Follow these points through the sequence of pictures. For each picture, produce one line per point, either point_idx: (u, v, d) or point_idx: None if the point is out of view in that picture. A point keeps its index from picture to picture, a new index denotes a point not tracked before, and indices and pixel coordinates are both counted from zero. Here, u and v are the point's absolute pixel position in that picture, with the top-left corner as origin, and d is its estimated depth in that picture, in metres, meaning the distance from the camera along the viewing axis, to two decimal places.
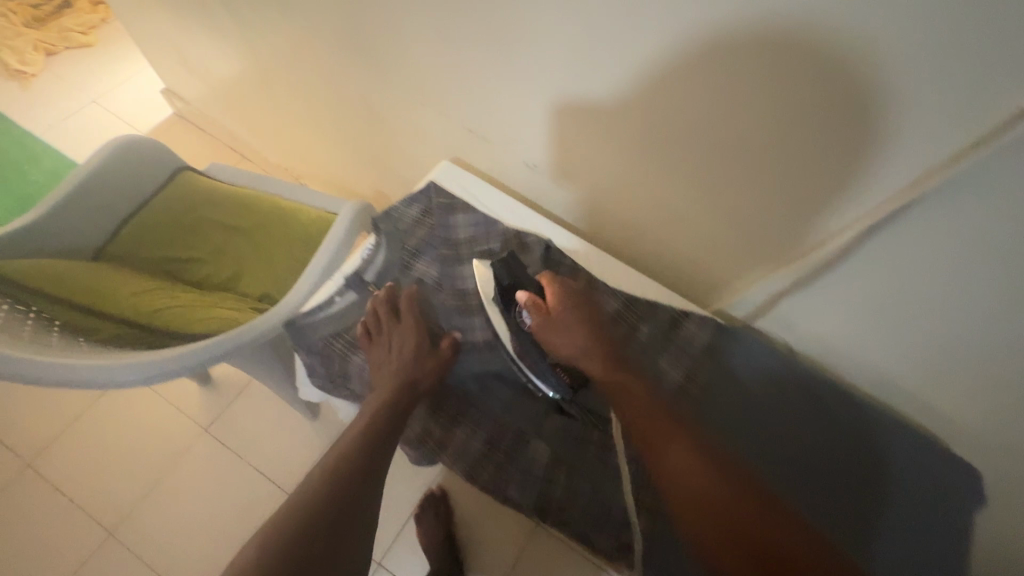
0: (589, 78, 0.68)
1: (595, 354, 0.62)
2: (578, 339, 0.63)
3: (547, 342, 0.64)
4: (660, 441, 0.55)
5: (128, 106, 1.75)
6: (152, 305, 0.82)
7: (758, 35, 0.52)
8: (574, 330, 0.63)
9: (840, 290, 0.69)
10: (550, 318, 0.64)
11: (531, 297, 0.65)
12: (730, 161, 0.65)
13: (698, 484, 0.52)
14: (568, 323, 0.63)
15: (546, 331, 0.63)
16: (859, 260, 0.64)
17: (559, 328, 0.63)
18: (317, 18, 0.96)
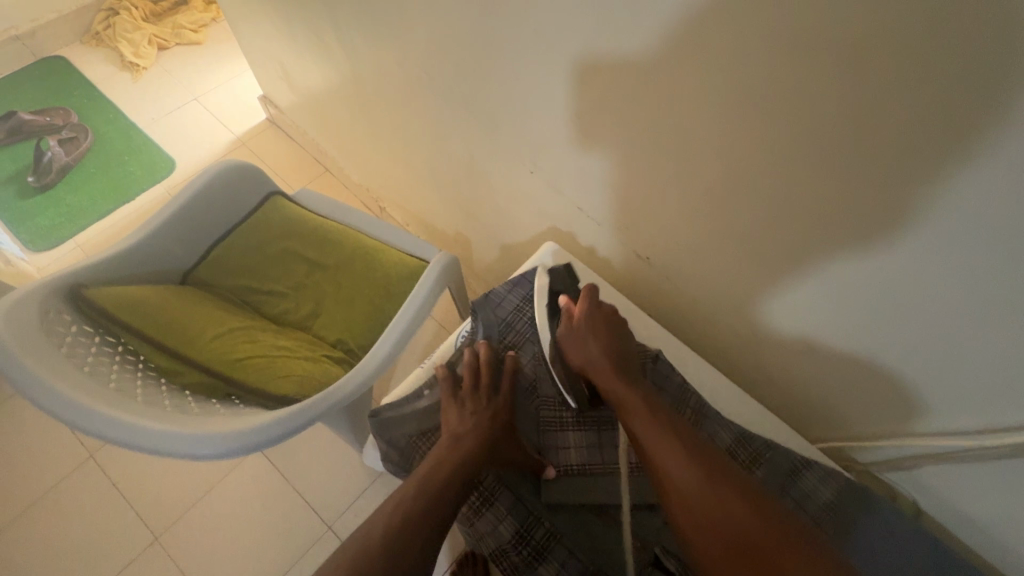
0: (742, 191, 0.61)
1: (600, 359, 0.61)
2: (590, 344, 0.62)
3: (568, 350, 0.64)
4: (649, 435, 0.54)
5: (226, 106, 1.79)
6: (233, 353, 0.81)
7: (992, 208, 0.44)
8: (594, 339, 0.62)
9: (851, 324, 0.64)
10: (573, 326, 0.64)
11: (568, 303, 0.66)
12: (849, 256, 0.57)
13: (678, 473, 0.51)
14: (588, 330, 0.63)
15: (566, 335, 0.64)
16: (879, 301, 0.59)
17: (578, 336, 0.63)
18: (434, 67, 0.93)
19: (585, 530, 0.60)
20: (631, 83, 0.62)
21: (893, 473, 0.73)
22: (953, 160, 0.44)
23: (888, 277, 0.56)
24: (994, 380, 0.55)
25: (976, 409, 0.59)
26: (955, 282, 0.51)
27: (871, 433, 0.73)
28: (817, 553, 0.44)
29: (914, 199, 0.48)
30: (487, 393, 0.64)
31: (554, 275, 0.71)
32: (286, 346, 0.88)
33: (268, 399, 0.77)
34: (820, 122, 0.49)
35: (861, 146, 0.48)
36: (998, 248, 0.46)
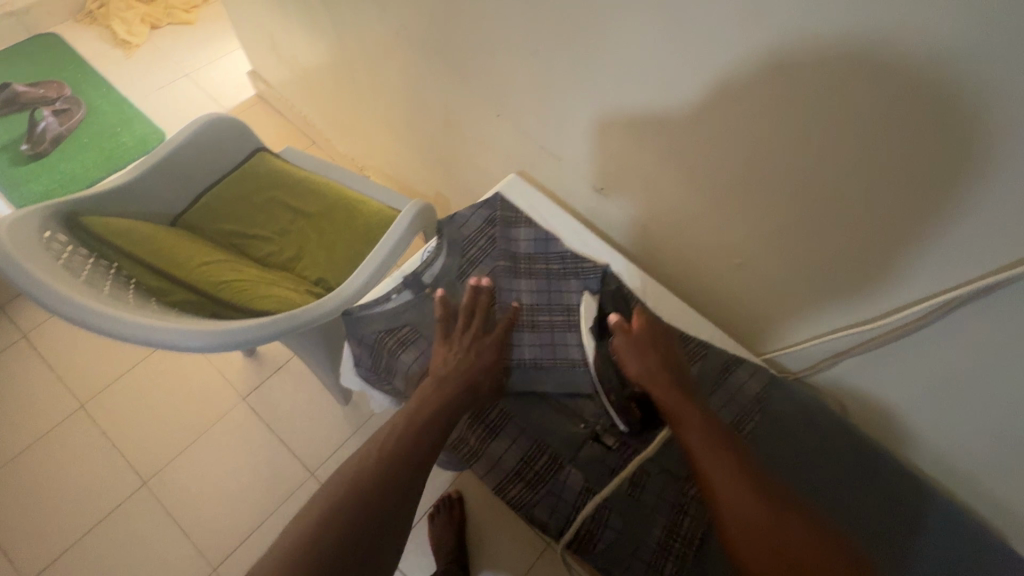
0: (674, 110, 0.68)
1: (659, 375, 0.61)
2: (648, 358, 0.62)
3: (624, 363, 0.64)
4: (704, 454, 0.53)
5: (216, 83, 1.85)
6: (217, 276, 0.87)
7: (872, 91, 0.51)
8: (653, 358, 0.62)
9: (884, 325, 0.67)
10: (631, 338, 0.63)
11: (620, 321, 0.66)
12: (771, 161, 0.64)
13: (740, 501, 0.49)
14: (645, 347, 0.63)
15: (624, 347, 0.64)
16: (916, 281, 0.61)
17: (637, 350, 0.63)
18: (406, 21, 1.00)
19: (533, 414, 0.66)
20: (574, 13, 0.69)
21: (817, 378, 0.80)
22: (839, 48, 0.50)
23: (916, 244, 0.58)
24: (967, 314, 0.59)
25: (883, 300, 0.65)
26: (854, 173, 0.57)
27: (799, 341, 0.80)
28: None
29: (814, 93, 0.55)
30: (479, 332, 0.67)
31: (601, 302, 0.73)
32: (269, 279, 0.95)
33: (250, 315, 0.84)
34: (731, 27, 0.56)
35: (765, 46, 0.55)
36: (881, 131, 0.53)
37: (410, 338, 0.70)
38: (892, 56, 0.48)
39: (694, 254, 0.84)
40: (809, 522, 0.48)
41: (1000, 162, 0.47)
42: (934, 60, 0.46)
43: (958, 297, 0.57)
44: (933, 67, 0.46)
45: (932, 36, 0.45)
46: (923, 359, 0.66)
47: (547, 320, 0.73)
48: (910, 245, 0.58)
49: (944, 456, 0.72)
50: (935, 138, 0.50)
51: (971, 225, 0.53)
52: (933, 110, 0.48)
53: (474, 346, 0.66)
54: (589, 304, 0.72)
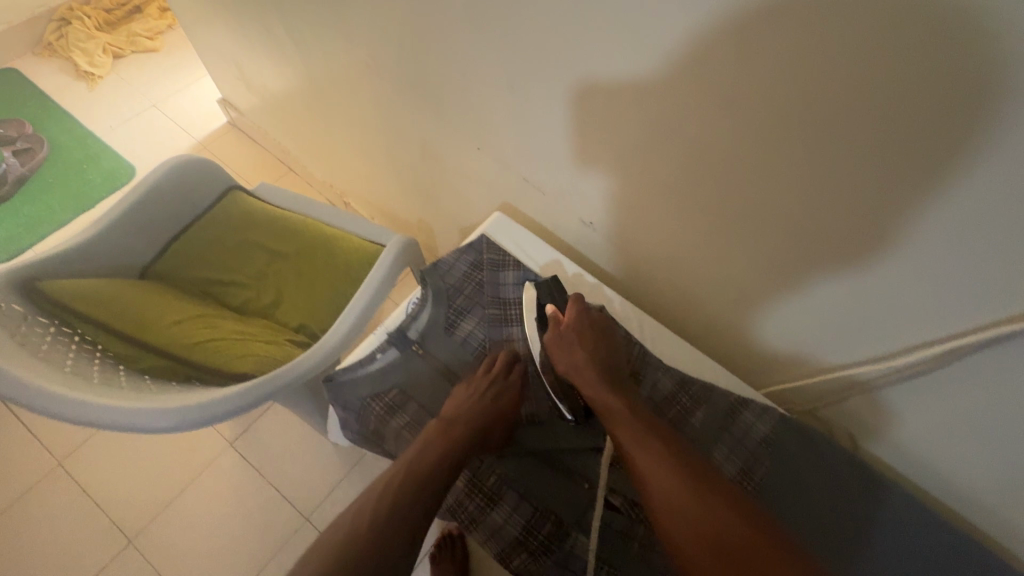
0: (664, 147, 0.65)
1: (582, 362, 0.61)
2: (578, 349, 0.62)
3: (554, 356, 0.63)
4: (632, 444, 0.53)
5: (185, 111, 1.79)
6: (191, 337, 0.83)
7: (878, 138, 0.48)
8: (578, 348, 0.62)
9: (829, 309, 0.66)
10: (561, 331, 0.63)
11: (555, 312, 0.66)
12: (770, 197, 0.60)
13: (665, 489, 0.49)
14: (574, 335, 0.63)
15: (554, 341, 0.63)
16: (877, 279, 0.59)
17: (563, 342, 0.63)
18: (377, 50, 0.96)
19: (533, 475, 0.62)
20: (554, 47, 0.65)
21: (828, 410, 0.77)
22: (840, 94, 0.47)
23: (911, 264, 0.55)
24: (939, 312, 0.56)
25: (897, 336, 0.62)
26: (861, 216, 0.54)
27: (806, 373, 0.76)
28: (797, 553, 0.44)
29: (815, 137, 0.51)
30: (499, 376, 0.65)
31: (540, 287, 0.70)
32: (249, 332, 0.91)
33: (227, 377, 0.79)
34: (720, 67, 0.52)
35: (759, 89, 0.51)
36: (889, 176, 0.50)
37: (400, 402, 0.65)
38: (899, 104, 0.44)
39: (691, 284, 0.81)
40: (737, 502, 0.48)
41: (1020, 210, 0.44)
42: (946, 108, 0.42)
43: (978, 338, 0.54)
44: (944, 115, 0.43)
45: (941, 85, 0.41)
46: (939, 395, 0.63)
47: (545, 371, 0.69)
48: (923, 285, 0.55)
49: (959, 486, 0.70)
50: (947, 185, 0.47)
51: (989, 269, 0.50)
52: (944, 157, 0.45)
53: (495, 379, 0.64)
54: (530, 291, 0.70)
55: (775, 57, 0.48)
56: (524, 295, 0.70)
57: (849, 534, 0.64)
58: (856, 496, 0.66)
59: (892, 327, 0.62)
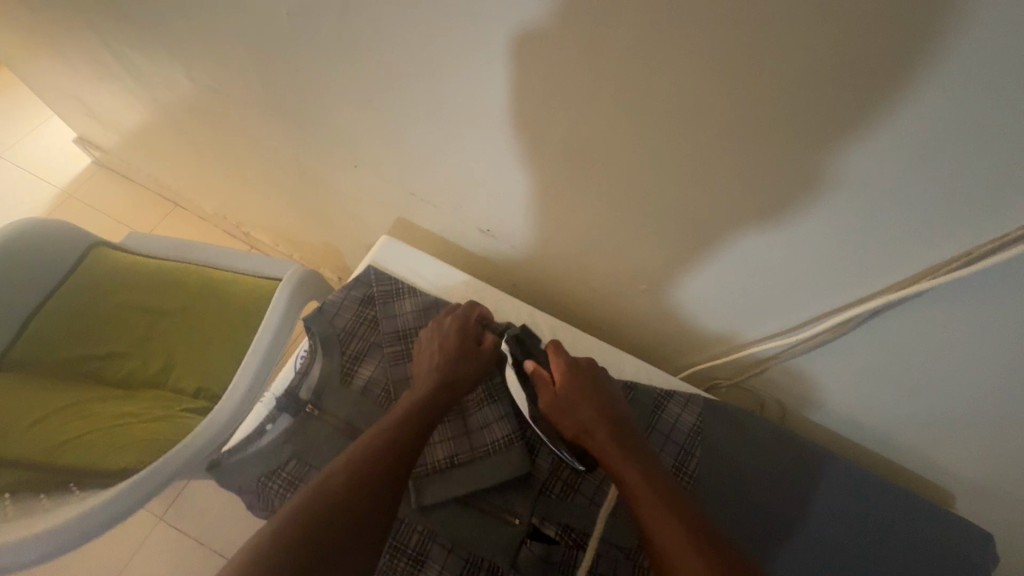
0: (543, 141, 0.61)
1: (593, 427, 0.57)
2: (579, 413, 0.58)
3: (559, 421, 0.59)
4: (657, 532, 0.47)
5: (37, 158, 1.57)
6: (60, 435, 0.72)
7: (754, 108, 0.45)
8: (579, 406, 0.58)
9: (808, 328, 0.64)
10: (557, 394, 0.60)
11: (539, 371, 0.62)
12: (668, 175, 0.56)
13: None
14: (574, 396, 0.59)
15: (551, 406, 0.60)
16: (868, 272, 0.54)
17: (561, 404, 0.59)
18: (225, 71, 0.85)
19: (458, 522, 0.57)
20: (408, 47, 0.59)
21: (755, 382, 0.77)
22: (707, 66, 0.44)
23: (880, 239, 0.50)
24: (938, 302, 0.52)
25: (810, 301, 0.62)
26: (755, 188, 0.52)
27: (733, 349, 0.75)
28: None
29: (693, 115, 0.49)
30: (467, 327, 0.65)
31: (512, 344, 0.65)
32: (132, 412, 0.79)
33: (107, 475, 0.68)
34: (581, 49, 0.48)
35: (626, 67, 0.48)
36: (772, 147, 0.48)
37: (300, 475, 0.58)
38: (767, 72, 0.42)
39: (600, 279, 0.79)
40: None
41: (902, 167, 0.44)
42: (812, 72, 0.41)
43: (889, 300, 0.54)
44: (812, 80, 0.41)
45: (803, 48, 0.40)
46: (879, 350, 0.61)
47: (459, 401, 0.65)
48: (826, 250, 0.55)
49: (882, 430, 0.72)
50: (825, 148, 0.45)
51: (956, 226, 0.46)
52: (824, 123, 0.44)
53: (448, 333, 0.64)
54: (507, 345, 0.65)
55: (633, 31, 0.45)
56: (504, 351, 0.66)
57: (794, 501, 0.65)
58: (798, 461, 0.67)
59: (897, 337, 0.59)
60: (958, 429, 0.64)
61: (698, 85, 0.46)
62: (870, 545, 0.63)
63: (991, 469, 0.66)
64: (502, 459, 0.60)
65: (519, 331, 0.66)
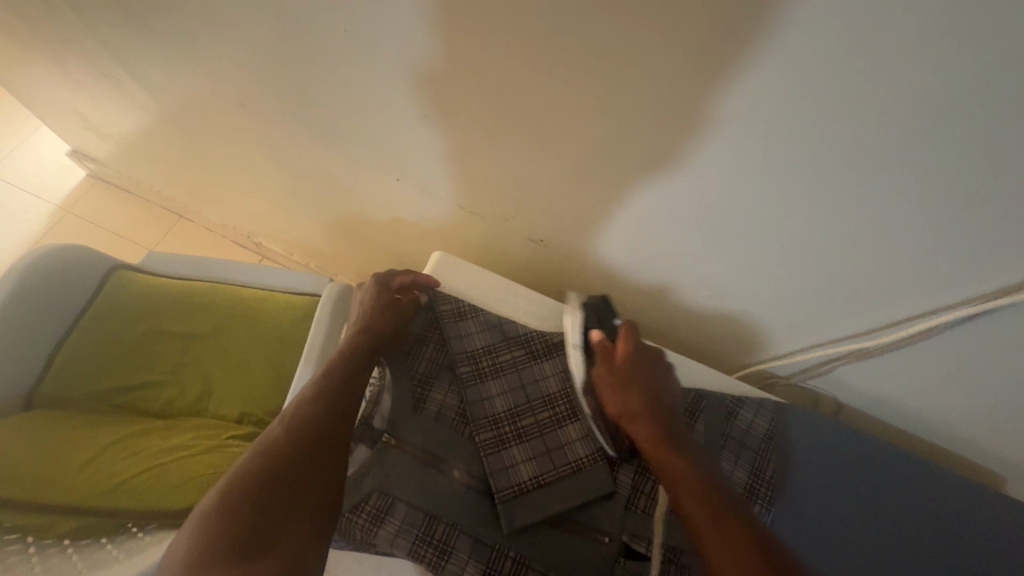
0: (613, 156, 0.60)
1: (636, 408, 0.63)
2: (624, 392, 0.64)
3: (604, 392, 0.65)
4: (693, 502, 0.54)
5: (29, 173, 1.50)
6: (112, 478, 0.70)
7: (843, 121, 0.45)
8: (633, 389, 0.64)
9: (803, 301, 0.67)
10: (615, 365, 0.66)
11: (604, 345, 0.67)
12: (742, 181, 0.56)
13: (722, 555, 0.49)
14: (625, 374, 0.65)
15: (604, 377, 0.65)
16: (948, 270, 0.53)
17: (615, 378, 0.65)
18: (255, 87, 0.83)
19: (551, 545, 0.57)
20: (470, 67, 0.58)
21: (815, 381, 0.78)
22: (806, 90, 0.44)
23: (967, 237, 0.49)
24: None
25: (882, 307, 0.62)
26: (837, 187, 0.51)
27: (790, 350, 0.76)
28: None
29: (780, 135, 0.49)
30: (382, 309, 0.69)
31: (590, 315, 0.71)
32: (181, 442, 0.77)
33: (169, 518, 0.67)
34: (669, 70, 0.48)
35: (717, 88, 0.48)
36: (861, 158, 0.48)
37: (385, 508, 0.56)
38: (868, 99, 0.43)
39: (652, 283, 0.80)
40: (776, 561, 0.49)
41: (995, 185, 0.44)
42: (915, 100, 0.41)
43: (975, 311, 0.55)
44: (916, 107, 0.42)
45: (907, 77, 0.40)
46: (951, 348, 0.61)
47: (535, 420, 0.64)
48: (904, 263, 0.55)
49: (939, 422, 0.73)
50: (916, 153, 0.45)
51: None
52: (919, 147, 0.44)
53: (380, 315, 0.68)
54: (576, 317, 0.71)
55: (730, 54, 0.45)
56: (569, 319, 0.71)
57: (868, 500, 0.64)
58: (868, 458, 0.66)
59: (974, 334, 0.58)
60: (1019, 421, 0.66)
61: (782, 87, 0.45)
62: (964, 555, 0.61)
63: None
64: (589, 477, 0.60)
65: (597, 305, 0.72)
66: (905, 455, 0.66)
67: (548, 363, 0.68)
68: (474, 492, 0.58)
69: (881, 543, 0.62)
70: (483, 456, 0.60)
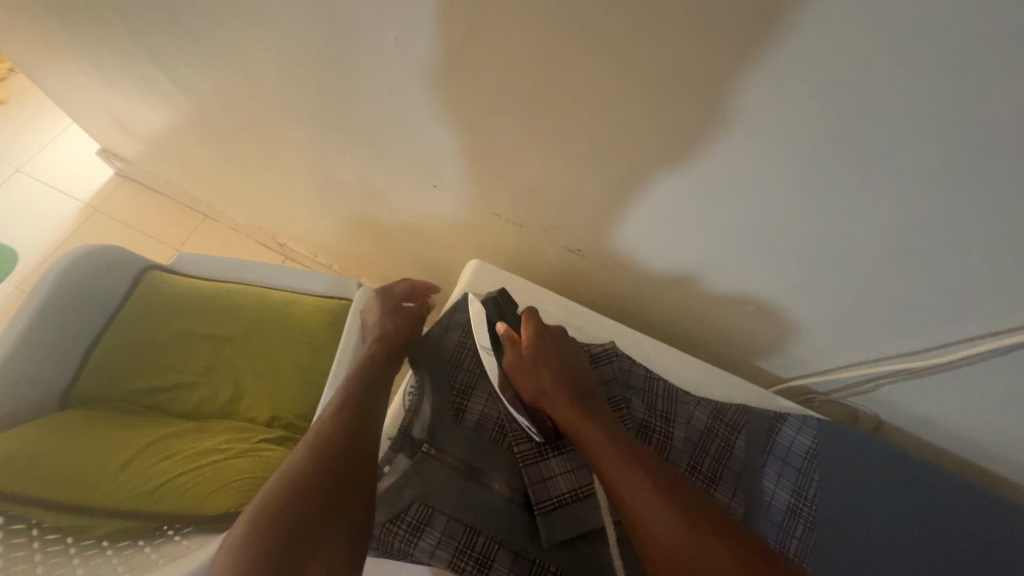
0: (662, 168, 0.59)
1: (555, 391, 0.59)
2: (540, 376, 0.60)
3: (520, 381, 0.61)
4: (620, 480, 0.51)
5: (60, 170, 1.52)
6: (148, 480, 0.70)
7: (914, 142, 0.44)
8: (547, 372, 0.60)
9: (850, 317, 0.66)
10: (522, 353, 0.61)
11: (510, 334, 0.63)
12: (796, 197, 0.54)
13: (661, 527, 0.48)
14: (537, 359, 0.61)
15: (514, 366, 0.61)
16: (1010, 291, 0.52)
17: (527, 364, 0.60)
18: (292, 91, 0.83)
19: (592, 563, 0.56)
20: (517, 77, 0.57)
21: (857, 397, 0.76)
22: (876, 109, 0.43)
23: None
24: None
25: (938, 327, 0.60)
26: (899, 206, 0.50)
27: (831, 366, 0.75)
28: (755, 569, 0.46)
29: (843, 153, 0.48)
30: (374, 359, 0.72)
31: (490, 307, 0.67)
32: (214, 445, 0.77)
33: (205, 522, 0.67)
34: (735, 85, 0.46)
35: (782, 106, 0.46)
36: (928, 177, 0.46)
37: (424, 520, 0.56)
38: (955, 121, 0.41)
39: (689, 294, 0.79)
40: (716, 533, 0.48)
41: None
42: (1007, 123, 0.39)
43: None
44: (1006, 131, 0.40)
45: (990, 99, 0.39)
46: (1006, 369, 0.60)
47: None
48: (967, 283, 0.54)
49: (986, 443, 0.71)
50: (990, 174, 0.43)
51: None
52: (996, 167, 0.43)
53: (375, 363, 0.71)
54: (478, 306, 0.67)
55: (802, 75, 0.43)
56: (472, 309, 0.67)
57: (916, 523, 0.62)
58: (917, 481, 0.64)
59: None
60: None
61: (851, 106, 0.43)
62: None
63: None
64: None
65: (499, 297, 0.68)
66: (955, 477, 0.64)
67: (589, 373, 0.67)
68: (516, 505, 0.58)
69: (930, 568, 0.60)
70: (524, 469, 0.59)
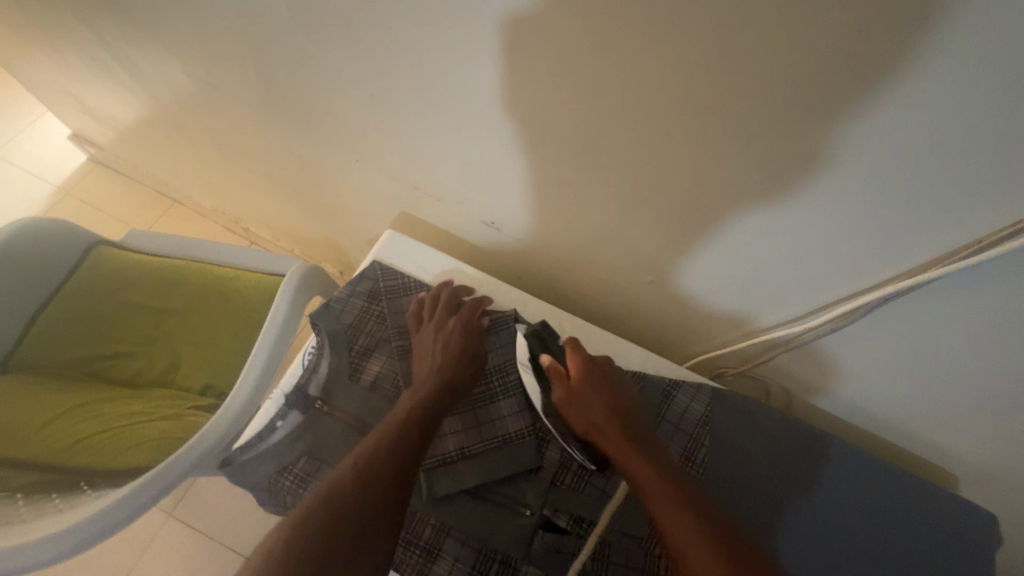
0: (545, 140, 0.60)
1: (604, 429, 0.57)
2: (591, 410, 0.59)
3: (568, 414, 0.60)
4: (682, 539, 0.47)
5: (35, 156, 1.56)
6: (71, 437, 0.73)
7: (739, 99, 0.44)
8: (596, 405, 0.59)
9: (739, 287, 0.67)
10: (573, 388, 0.60)
11: (557, 368, 0.62)
12: (657, 164, 0.55)
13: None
14: (588, 394, 0.59)
15: (563, 400, 0.61)
16: (868, 248, 0.52)
17: (573, 399, 0.60)
18: (223, 69, 0.85)
19: (472, 514, 0.57)
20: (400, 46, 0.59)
21: (760, 370, 0.77)
22: (696, 67, 0.44)
23: (880, 213, 0.48)
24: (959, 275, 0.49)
25: (817, 290, 0.61)
26: (748, 167, 0.50)
27: (734, 338, 0.77)
28: None
29: (680, 113, 0.48)
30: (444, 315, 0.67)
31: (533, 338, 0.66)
32: (143, 409, 0.81)
33: (120, 478, 0.70)
34: (578, 48, 0.47)
35: (629, 67, 0.47)
36: (765, 135, 0.46)
37: (311, 471, 0.58)
38: (786, 76, 0.41)
39: (601, 272, 0.79)
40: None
41: (894, 161, 0.43)
42: (819, 81, 0.40)
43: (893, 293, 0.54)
44: (819, 88, 0.41)
45: (784, 52, 0.39)
46: (879, 332, 0.61)
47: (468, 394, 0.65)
48: (834, 245, 0.54)
49: (883, 414, 0.72)
50: (816, 125, 0.43)
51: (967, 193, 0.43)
52: (815, 121, 0.43)
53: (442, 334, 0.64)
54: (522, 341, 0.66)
55: (639, 36, 0.44)
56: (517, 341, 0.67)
57: (803, 485, 0.64)
58: (807, 444, 0.66)
59: (899, 320, 0.58)
60: (957, 412, 0.65)
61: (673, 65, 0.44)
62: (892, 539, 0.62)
63: (994, 451, 0.66)
64: (514, 450, 0.61)
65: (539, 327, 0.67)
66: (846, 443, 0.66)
67: (491, 339, 0.69)
68: None
69: (812, 526, 0.62)
70: None
